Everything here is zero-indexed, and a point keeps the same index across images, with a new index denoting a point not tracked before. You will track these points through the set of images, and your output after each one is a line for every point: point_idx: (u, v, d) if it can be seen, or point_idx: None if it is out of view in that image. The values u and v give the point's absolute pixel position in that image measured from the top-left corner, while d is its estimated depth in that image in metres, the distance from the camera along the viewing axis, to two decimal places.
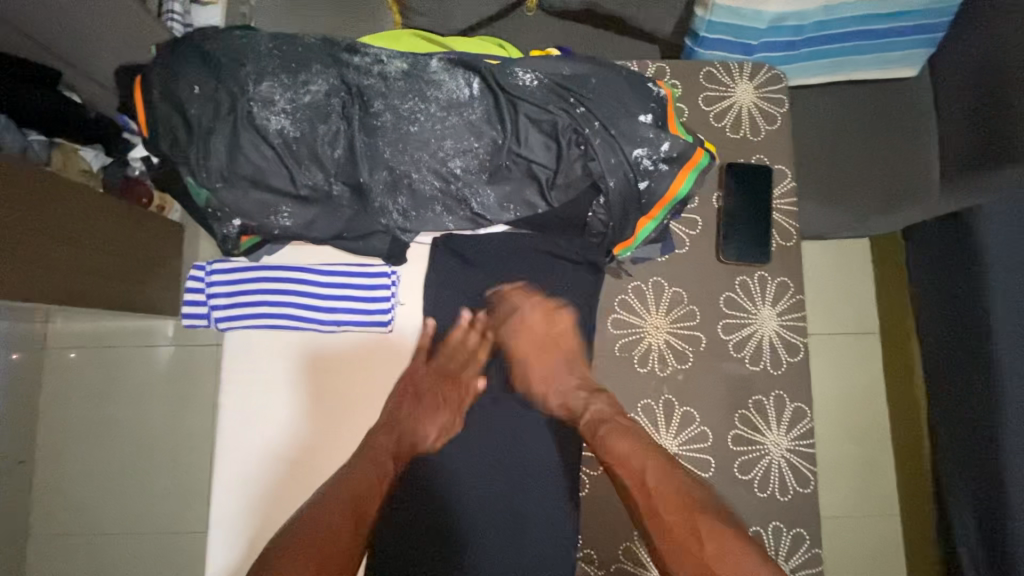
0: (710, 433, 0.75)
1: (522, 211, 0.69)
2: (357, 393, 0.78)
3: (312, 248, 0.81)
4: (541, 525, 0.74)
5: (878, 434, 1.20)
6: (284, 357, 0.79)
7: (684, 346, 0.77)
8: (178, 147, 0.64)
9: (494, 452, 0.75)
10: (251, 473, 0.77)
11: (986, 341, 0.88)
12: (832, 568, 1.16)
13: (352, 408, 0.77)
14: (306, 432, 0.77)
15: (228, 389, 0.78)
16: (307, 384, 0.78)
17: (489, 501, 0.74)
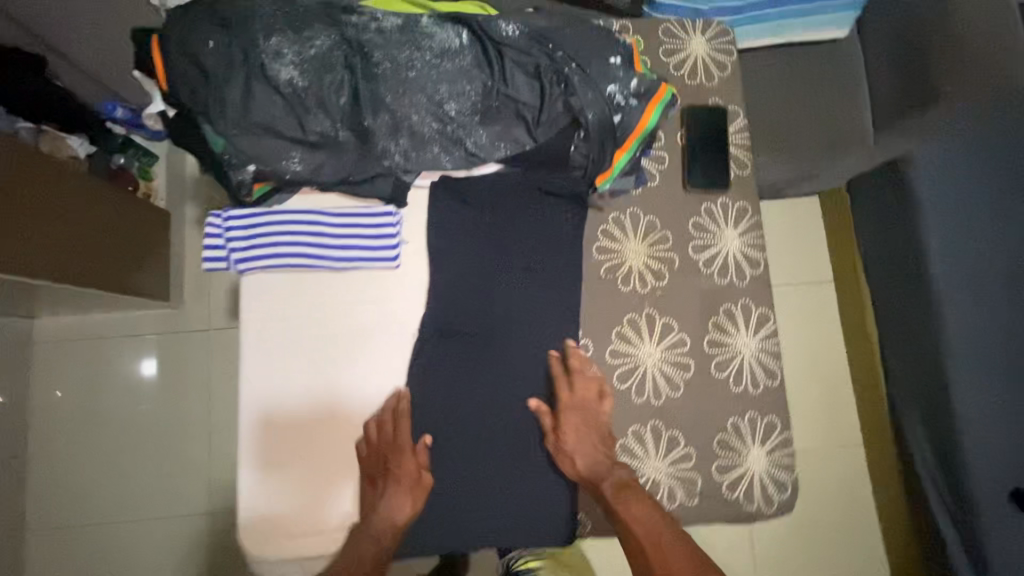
0: (690, 339, 0.71)
1: (513, 148, 0.69)
2: (356, 376, 0.68)
3: (320, 196, 0.71)
4: (531, 464, 0.69)
5: (840, 373, 1.30)
6: (290, 360, 0.67)
7: (661, 265, 0.73)
8: (195, 96, 0.64)
9: (480, 397, 0.69)
10: (281, 495, 0.66)
11: (923, 271, 1.01)
12: (809, 498, 1.25)
13: (350, 397, 0.67)
14: (329, 423, 0.67)
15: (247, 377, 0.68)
16: (304, 420, 0.66)
17: (468, 446, 0.69)
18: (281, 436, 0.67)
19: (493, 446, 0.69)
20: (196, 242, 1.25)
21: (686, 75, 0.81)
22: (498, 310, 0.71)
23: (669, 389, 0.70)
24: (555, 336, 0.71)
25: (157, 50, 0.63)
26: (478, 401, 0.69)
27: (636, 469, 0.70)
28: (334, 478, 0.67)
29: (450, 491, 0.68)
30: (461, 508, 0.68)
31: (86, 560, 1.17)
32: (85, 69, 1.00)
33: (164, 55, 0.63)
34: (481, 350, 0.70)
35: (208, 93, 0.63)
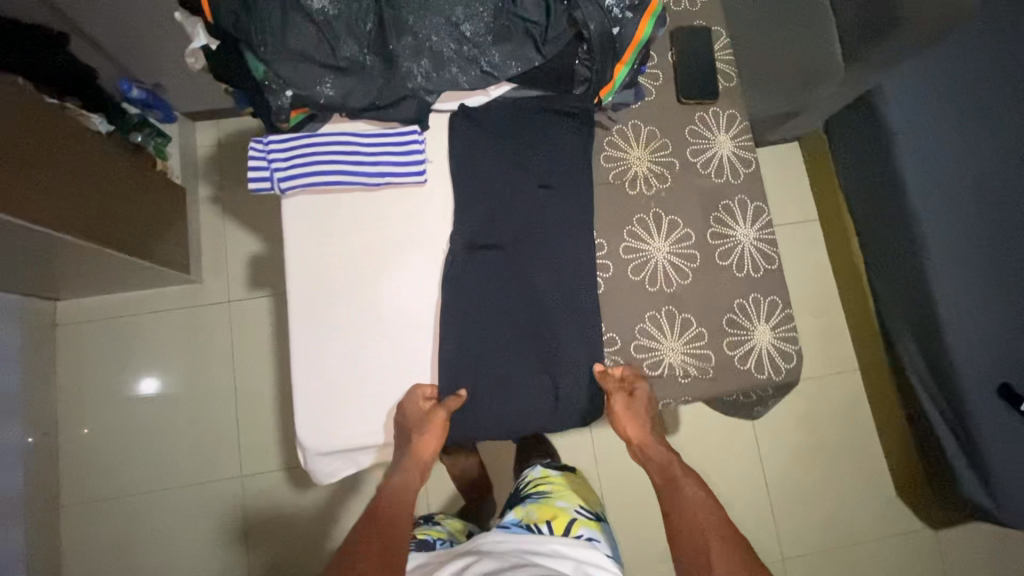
0: (694, 233, 0.78)
1: (524, 66, 0.73)
2: (396, 283, 0.74)
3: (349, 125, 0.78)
4: (557, 363, 0.74)
5: (832, 302, 1.38)
6: (337, 279, 0.74)
7: (663, 170, 0.80)
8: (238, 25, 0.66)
9: (509, 298, 0.75)
10: (342, 397, 0.72)
11: (900, 185, 1.08)
12: (811, 419, 1.33)
13: (388, 303, 0.74)
14: (376, 326, 0.73)
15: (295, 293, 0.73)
16: (352, 323, 0.73)
17: (498, 346, 0.74)
18: (333, 360, 0.72)
19: (523, 346, 0.74)
20: (212, 219, 1.30)
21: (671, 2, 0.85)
22: (520, 223, 0.76)
23: (679, 277, 0.77)
24: (574, 243, 0.76)
25: None
26: (505, 306, 0.74)
27: (653, 348, 0.75)
28: (382, 375, 0.73)
29: (487, 385, 0.73)
30: (497, 399, 0.73)
31: (121, 532, 1.19)
32: (99, 44, 1.04)
33: None
34: (506, 257, 0.75)
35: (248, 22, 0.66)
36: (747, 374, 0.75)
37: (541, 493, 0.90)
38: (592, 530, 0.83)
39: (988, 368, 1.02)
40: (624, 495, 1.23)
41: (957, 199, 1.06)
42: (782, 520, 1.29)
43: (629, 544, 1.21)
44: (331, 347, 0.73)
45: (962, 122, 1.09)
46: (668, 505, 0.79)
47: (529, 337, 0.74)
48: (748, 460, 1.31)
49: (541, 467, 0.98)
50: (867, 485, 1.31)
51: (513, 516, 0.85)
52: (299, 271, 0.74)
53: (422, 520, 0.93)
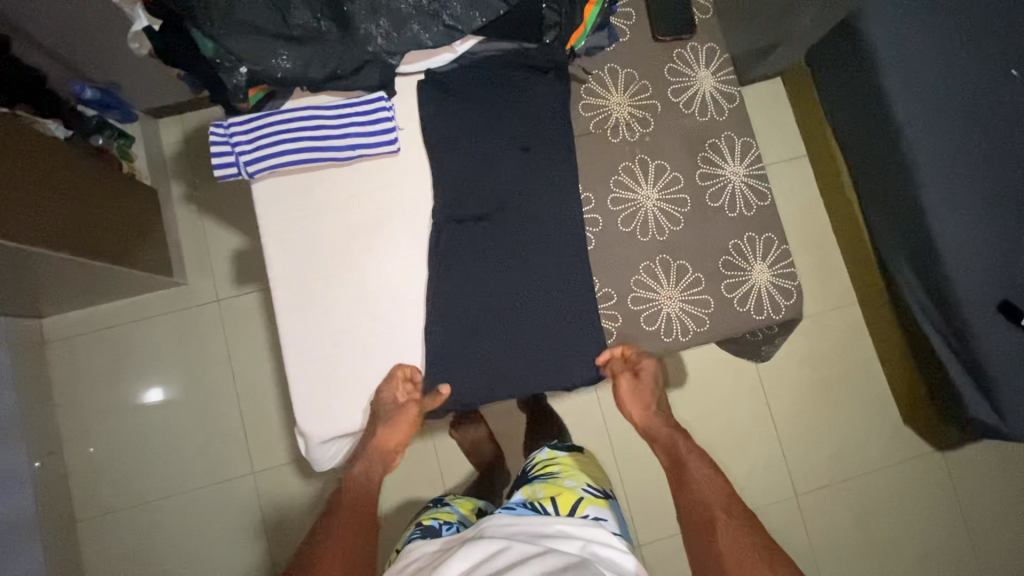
0: (682, 176, 0.75)
1: (489, 16, 0.69)
2: (377, 259, 0.72)
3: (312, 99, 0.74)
4: (556, 324, 0.72)
5: (827, 237, 1.37)
6: (319, 263, 0.72)
7: (645, 115, 0.77)
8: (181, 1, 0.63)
9: (501, 263, 0.72)
10: (336, 382, 0.70)
11: (887, 107, 1.05)
12: (814, 355, 1.34)
13: (371, 281, 0.72)
14: (366, 305, 0.71)
15: (279, 282, 0.71)
16: (340, 306, 0.71)
17: (495, 315, 0.72)
18: (322, 344, 0.71)
19: (520, 312, 0.72)
20: (190, 218, 1.27)
21: None
22: (503, 184, 0.73)
23: (671, 224, 0.75)
24: (562, 201, 0.74)
25: None
26: (497, 271, 0.72)
27: (650, 297, 0.74)
28: (376, 354, 0.71)
29: (486, 355, 0.71)
30: (499, 367, 0.71)
31: (141, 541, 1.19)
32: (43, 44, 0.98)
33: None
34: (492, 222, 0.73)
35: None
36: (747, 316, 0.74)
37: (548, 474, 0.90)
38: (597, 509, 0.83)
39: (989, 283, 1.01)
40: (635, 451, 1.24)
41: (946, 116, 1.04)
42: (792, 458, 1.31)
43: (644, 498, 1.23)
44: (321, 330, 0.71)
45: (949, 34, 1.04)
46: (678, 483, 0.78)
47: (526, 302, 0.72)
48: (756, 403, 1.32)
49: (547, 449, 0.98)
50: (874, 415, 1.33)
51: (520, 496, 0.86)
52: (279, 258, 0.71)
53: (432, 502, 0.93)
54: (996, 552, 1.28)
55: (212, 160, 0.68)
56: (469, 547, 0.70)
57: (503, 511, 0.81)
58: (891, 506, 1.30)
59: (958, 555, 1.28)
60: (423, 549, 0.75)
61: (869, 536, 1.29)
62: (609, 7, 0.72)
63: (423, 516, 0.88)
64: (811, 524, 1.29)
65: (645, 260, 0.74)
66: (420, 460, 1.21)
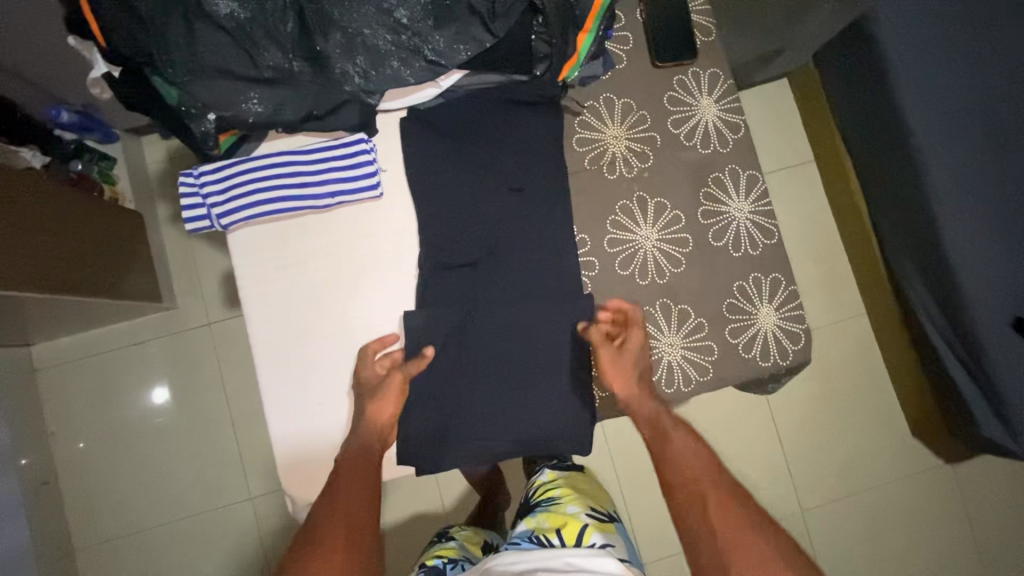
0: (684, 213, 0.71)
1: (474, 50, 0.64)
2: (362, 309, 0.69)
3: (288, 141, 0.70)
4: (552, 372, 0.69)
5: (835, 246, 1.33)
6: (302, 314, 0.68)
7: (644, 148, 0.72)
8: (139, 48, 0.58)
9: (494, 311, 0.69)
10: (322, 437, 0.68)
11: (900, 120, 1.00)
12: (821, 369, 1.31)
13: (355, 332, 0.69)
14: (351, 357, 0.68)
15: (260, 336, 0.68)
16: (324, 358, 0.68)
17: (488, 364, 0.68)
18: (306, 399, 0.68)
19: (514, 360, 0.68)
20: (178, 241, 1.23)
21: None
22: (495, 228, 0.69)
23: (671, 266, 0.71)
24: (557, 243, 0.70)
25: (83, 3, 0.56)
26: (490, 318, 0.68)
27: (649, 345, 0.70)
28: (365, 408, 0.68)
29: (484, 406, 0.68)
30: (493, 422, 0.68)
31: (140, 566, 1.18)
32: (17, 74, 0.94)
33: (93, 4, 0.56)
34: (484, 264, 0.69)
35: (149, 41, 0.57)
36: (751, 363, 0.71)
37: (550, 500, 0.88)
38: (605, 535, 0.81)
39: (1002, 302, 0.97)
40: (638, 471, 1.21)
41: (964, 129, 0.98)
42: (799, 474, 1.28)
43: (647, 517, 1.21)
44: (306, 385, 0.68)
45: (967, 42, 0.98)
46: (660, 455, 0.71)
47: (520, 351, 0.69)
48: (761, 420, 1.29)
49: (547, 471, 0.96)
50: (882, 429, 1.30)
51: (524, 528, 0.84)
52: (261, 309, 0.68)
53: (437, 537, 0.91)
54: (1005, 567, 1.26)
55: (183, 213, 0.65)
56: None
57: (510, 548, 0.79)
58: (899, 521, 1.28)
59: (966, 568, 1.26)
60: None
61: (876, 551, 1.27)
62: (604, 34, 0.68)
63: (426, 553, 0.85)
64: (818, 540, 1.27)
65: (644, 307, 0.71)
66: (421, 482, 1.20)
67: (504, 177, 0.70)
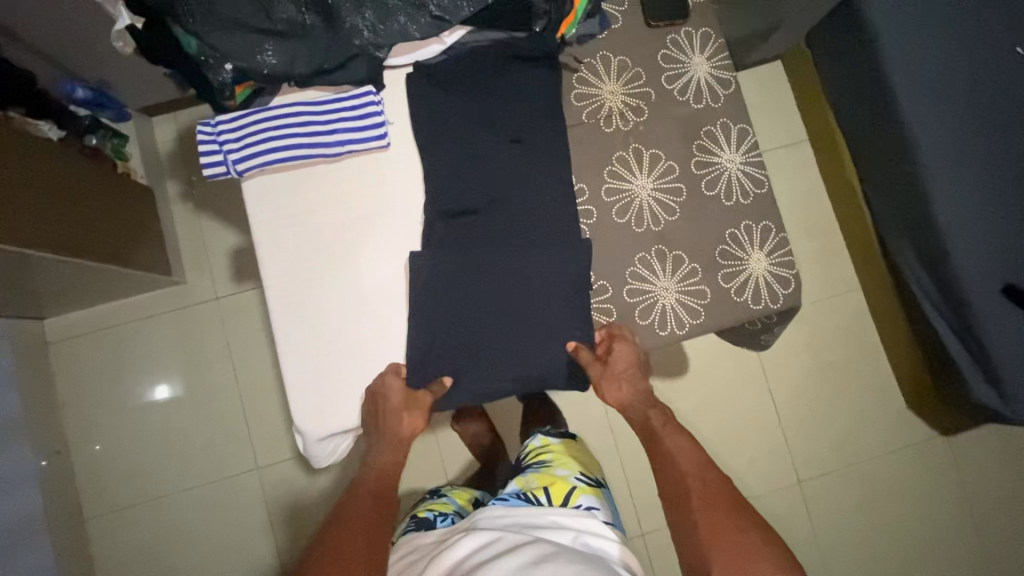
0: (677, 164, 0.75)
1: (476, 6, 0.68)
2: (370, 254, 0.72)
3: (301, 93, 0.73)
4: (552, 316, 0.71)
5: (829, 221, 1.35)
6: (314, 260, 0.71)
7: (639, 103, 0.76)
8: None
9: (497, 257, 0.71)
10: (333, 377, 0.71)
11: (886, 88, 1.03)
12: (816, 341, 1.33)
13: (363, 276, 0.71)
14: (361, 299, 0.71)
15: (275, 281, 0.71)
16: (336, 301, 0.71)
17: (490, 308, 0.71)
18: (319, 340, 0.71)
19: (516, 305, 0.71)
20: (188, 216, 1.27)
21: None
22: (496, 178, 0.72)
23: (666, 214, 0.74)
24: (555, 192, 0.73)
25: None
26: (492, 264, 0.71)
27: (647, 289, 0.73)
28: (375, 348, 0.71)
29: (488, 346, 0.71)
30: (496, 363, 0.71)
31: (149, 535, 1.21)
32: (37, 47, 0.98)
33: None
34: (486, 213, 0.72)
35: None
36: (744, 307, 0.73)
37: (541, 462, 0.90)
38: (591, 497, 0.84)
39: (992, 267, 0.99)
40: (636, 441, 1.24)
41: (950, 99, 1.01)
42: (795, 445, 1.31)
43: (645, 487, 1.23)
44: (317, 327, 0.71)
45: (952, 13, 1.02)
46: (654, 457, 0.83)
47: (521, 294, 0.71)
48: (759, 392, 1.31)
49: (540, 435, 0.98)
50: (877, 400, 1.32)
51: (513, 487, 0.87)
52: (273, 256, 0.71)
53: (430, 494, 0.96)
54: (999, 535, 1.28)
55: (200, 158, 0.68)
56: (461, 540, 0.72)
57: (496, 503, 0.82)
58: (894, 492, 1.30)
59: (960, 539, 1.28)
60: (420, 540, 0.78)
61: (873, 521, 1.29)
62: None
63: (419, 507, 0.90)
64: (815, 511, 1.29)
65: (637, 254, 0.74)
66: (423, 451, 1.22)
67: (505, 130, 0.73)
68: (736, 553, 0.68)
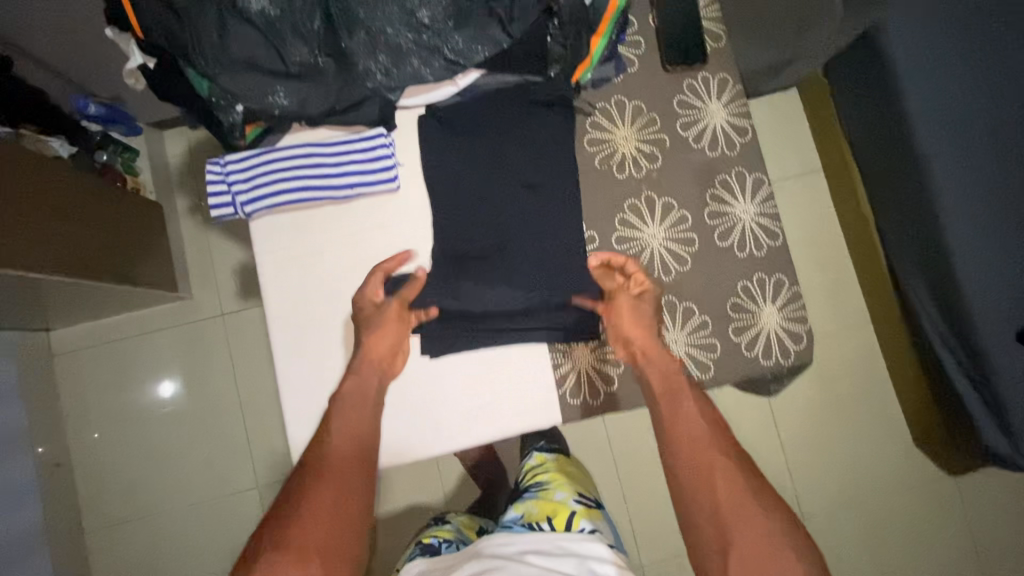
0: (690, 213, 0.74)
1: (490, 49, 0.67)
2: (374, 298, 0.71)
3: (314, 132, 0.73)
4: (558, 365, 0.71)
5: (840, 253, 1.34)
6: (317, 300, 0.71)
7: (653, 148, 0.75)
8: (173, 38, 0.62)
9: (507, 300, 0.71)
10: None
11: (906, 127, 1.01)
12: (823, 375, 1.31)
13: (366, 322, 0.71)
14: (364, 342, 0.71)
15: (278, 321, 0.71)
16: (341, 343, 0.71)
17: (495, 354, 0.71)
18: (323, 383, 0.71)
19: (522, 353, 0.71)
20: (195, 231, 1.26)
21: None
22: (504, 221, 0.72)
23: (677, 264, 0.74)
24: (564, 237, 0.72)
25: None
26: (499, 310, 0.71)
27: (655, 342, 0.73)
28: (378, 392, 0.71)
29: (492, 394, 0.71)
30: (500, 410, 0.71)
31: (146, 549, 1.21)
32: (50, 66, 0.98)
33: None
34: (496, 257, 0.71)
35: (187, 31, 0.61)
36: (754, 362, 0.73)
37: (540, 487, 0.91)
38: (592, 520, 0.83)
39: (1010, 312, 0.96)
40: (638, 471, 1.23)
41: (970, 141, 0.99)
42: (799, 480, 1.29)
43: (646, 519, 1.22)
44: (321, 368, 0.71)
45: (974, 52, 0.99)
46: (661, 414, 0.69)
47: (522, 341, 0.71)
48: (763, 425, 1.30)
49: (535, 454, 1.02)
50: (883, 437, 1.30)
51: (513, 515, 0.86)
52: (278, 293, 0.71)
53: (433, 522, 0.95)
54: None
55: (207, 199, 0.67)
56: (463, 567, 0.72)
57: (501, 531, 0.81)
58: (897, 530, 1.28)
59: None
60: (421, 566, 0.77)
61: (875, 559, 1.27)
62: (616, 39, 0.71)
63: (423, 534, 0.89)
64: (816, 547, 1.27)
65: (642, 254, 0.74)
66: (422, 473, 1.21)
67: (516, 173, 0.72)
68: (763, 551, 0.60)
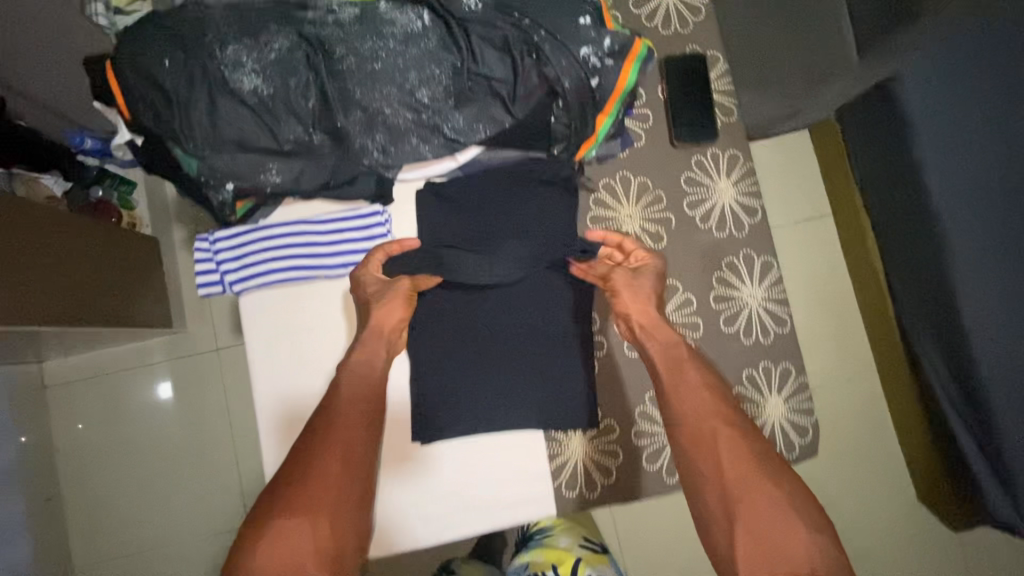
0: (695, 298, 0.82)
1: (491, 128, 0.74)
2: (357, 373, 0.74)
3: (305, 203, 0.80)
4: None
5: (848, 303, 1.31)
6: (298, 367, 0.76)
7: (657, 228, 0.84)
8: (160, 120, 0.70)
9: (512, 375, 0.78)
10: None
11: (917, 185, 0.97)
12: (827, 427, 1.29)
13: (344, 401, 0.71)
14: None
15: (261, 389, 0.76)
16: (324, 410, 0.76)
17: (495, 449, 0.78)
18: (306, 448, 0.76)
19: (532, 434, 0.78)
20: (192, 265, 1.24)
21: (659, 26, 0.96)
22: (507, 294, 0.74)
23: None
24: None
25: (115, 79, 0.69)
26: (507, 384, 0.78)
27: (653, 432, 0.82)
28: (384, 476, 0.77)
29: (491, 479, 0.77)
30: (505, 489, 0.77)
31: None
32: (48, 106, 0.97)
33: (124, 84, 0.69)
34: (497, 328, 0.79)
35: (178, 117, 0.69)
36: None
37: (543, 534, 0.96)
38: (596, 566, 0.89)
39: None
40: (642, 541, 1.13)
41: (989, 201, 0.93)
42: None
43: None
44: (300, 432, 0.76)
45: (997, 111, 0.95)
46: (664, 388, 0.73)
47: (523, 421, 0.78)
48: None
49: None
50: (887, 492, 1.27)
51: (520, 563, 0.91)
52: (266, 367, 0.76)
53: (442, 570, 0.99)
54: None
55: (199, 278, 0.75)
56: None
57: None
58: None
59: None
60: None
61: None
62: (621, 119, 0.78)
63: None
64: None
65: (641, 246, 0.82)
66: None
67: (523, 275, 0.78)
68: (766, 514, 0.61)
